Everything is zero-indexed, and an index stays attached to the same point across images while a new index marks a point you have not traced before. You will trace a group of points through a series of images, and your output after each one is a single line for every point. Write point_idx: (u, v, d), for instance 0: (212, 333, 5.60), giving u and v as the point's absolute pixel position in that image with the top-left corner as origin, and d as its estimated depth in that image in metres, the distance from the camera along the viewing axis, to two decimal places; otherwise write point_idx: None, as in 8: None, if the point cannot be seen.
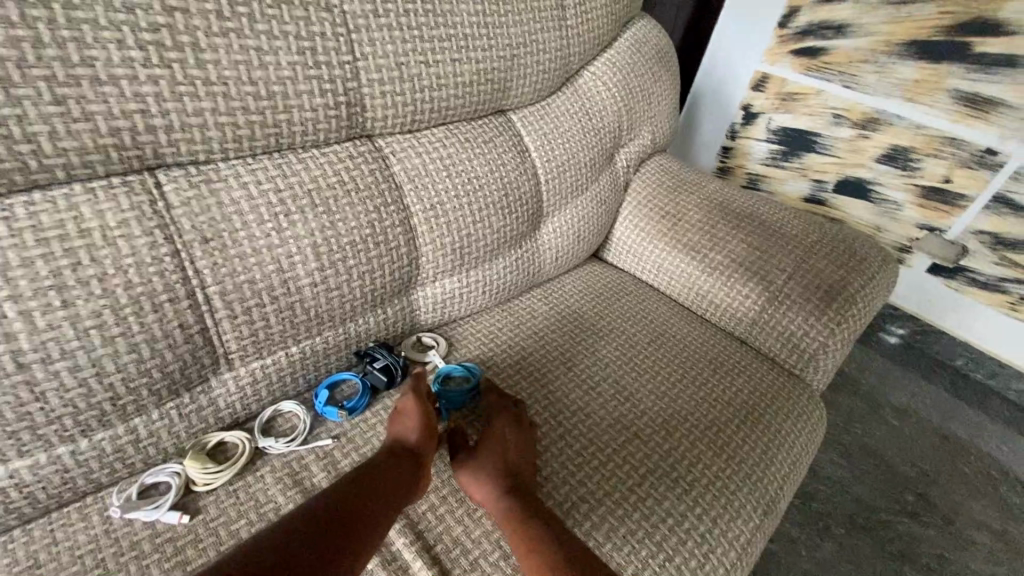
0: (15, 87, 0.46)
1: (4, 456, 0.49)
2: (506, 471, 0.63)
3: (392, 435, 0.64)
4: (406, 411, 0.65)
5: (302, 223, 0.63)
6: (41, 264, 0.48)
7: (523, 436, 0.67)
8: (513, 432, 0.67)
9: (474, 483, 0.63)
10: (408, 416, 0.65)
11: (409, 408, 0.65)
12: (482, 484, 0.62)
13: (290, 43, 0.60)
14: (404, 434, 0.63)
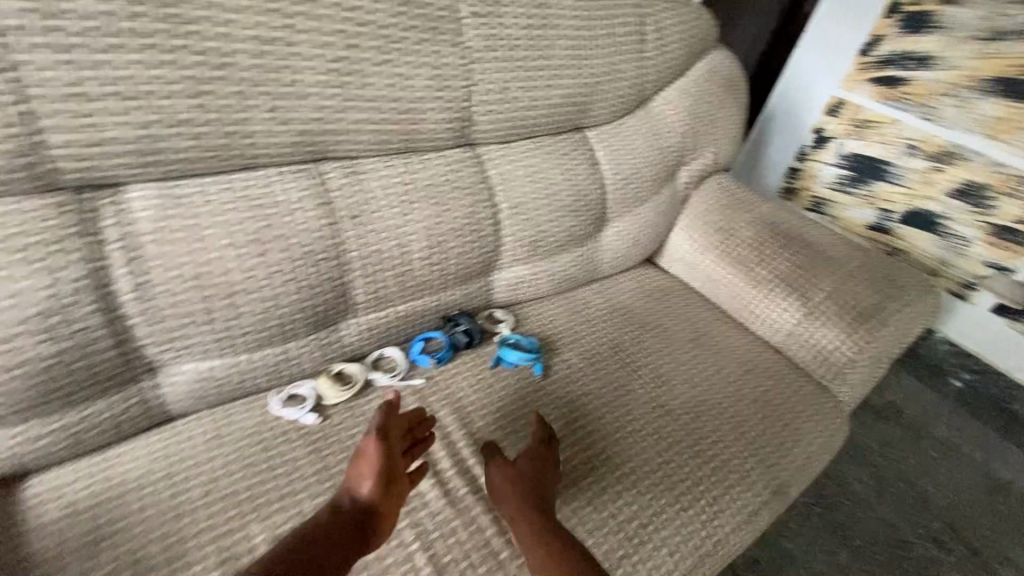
0: (248, 98, 0.65)
1: (210, 355, 0.70)
2: (530, 500, 0.65)
3: (349, 477, 0.63)
4: (363, 456, 0.63)
5: (419, 211, 0.81)
6: (249, 224, 0.68)
7: (541, 467, 0.70)
8: (530, 463, 0.70)
9: (501, 504, 0.67)
10: (363, 466, 0.62)
11: (366, 451, 0.63)
12: (508, 509, 0.65)
13: (426, 71, 0.77)
14: (358, 485, 0.61)
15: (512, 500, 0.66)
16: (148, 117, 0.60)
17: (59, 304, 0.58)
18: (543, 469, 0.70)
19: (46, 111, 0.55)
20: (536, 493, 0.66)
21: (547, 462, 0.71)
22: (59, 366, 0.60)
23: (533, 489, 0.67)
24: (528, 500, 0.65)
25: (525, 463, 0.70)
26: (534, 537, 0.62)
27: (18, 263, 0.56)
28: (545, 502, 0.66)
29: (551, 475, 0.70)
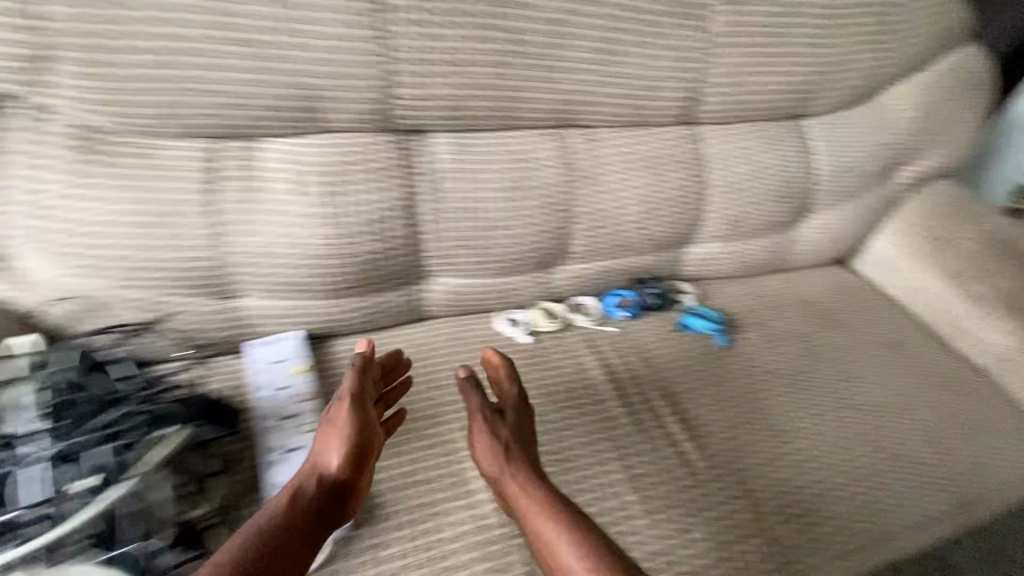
0: (533, 69, 0.80)
1: (464, 273, 0.89)
2: (518, 450, 0.66)
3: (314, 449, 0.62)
4: (330, 421, 0.63)
5: (639, 178, 0.91)
6: (512, 173, 0.84)
7: (522, 417, 0.71)
8: (518, 417, 0.70)
9: (483, 463, 0.66)
10: (332, 436, 0.61)
11: (336, 419, 0.62)
12: (492, 467, 0.65)
13: (671, 53, 0.87)
14: (327, 458, 0.61)
15: (496, 454, 0.65)
16: (463, 80, 0.77)
17: (384, 215, 0.78)
18: (530, 423, 0.71)
19: (401, 71, 0.74)
20: (524, 446, 0.67)
21: (523, 408, 0.72)
22: (373, 261, 0.80)
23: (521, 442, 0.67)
24: (513, 452, 0.65)
25: (510, 414, 0.70)
26: (529, 492, 0.61)
27: (365, 181, 0.77)
28: (532, 452, 0.67)
29: (529, 425, 0.71)
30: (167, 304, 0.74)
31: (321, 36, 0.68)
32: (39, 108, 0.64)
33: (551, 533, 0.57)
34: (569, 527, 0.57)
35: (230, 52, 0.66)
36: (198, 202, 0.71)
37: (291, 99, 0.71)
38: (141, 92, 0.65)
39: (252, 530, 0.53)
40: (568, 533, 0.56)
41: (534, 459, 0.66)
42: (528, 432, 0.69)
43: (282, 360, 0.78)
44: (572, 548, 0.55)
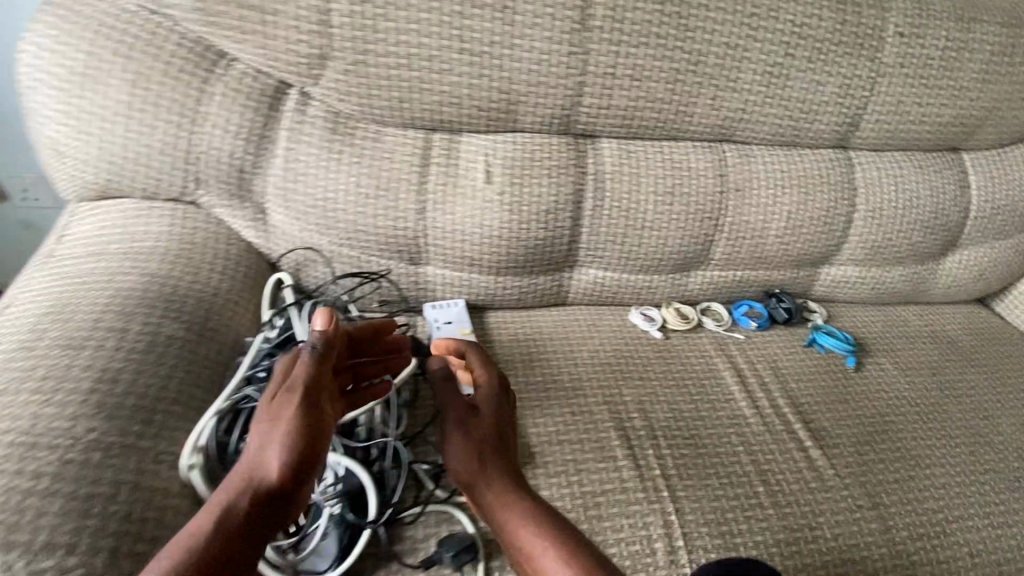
0: (705, 87, 0.87)
1: (609, 267, 0.97)
2: (495, 446, 0.64)
3: (253, 438, 0.52)
4: (279, 407, 0.54)
5: (787, 196, 0.97)
6: (669, 180, 0.92)
7: (500, 410, 0.68)
8: (494, 408, 0.67)
9: (453, 459, 0.63)
10: (278, 430, 0.52)
11: (283, 412, 0.53)
12: (463, 465, 0.62)
13: (838, 80, 0.91)
14: (266, 460, 0.51)
15: (469, 452, 0.62)
16: (640, 93, 0.86)
17: (555, 206, 0.89)
18: (504, 415, 0.68)
19: (589, 83, 0.84)
20: (502, 440, 0.65)
21: (506, 403, 0.70)
22: (538, 246, 0.91)
23: (497, 437, 0.65)
24: (485, 445, 0.63)
25: (487, 407, 0.67)
26: (519, 510, 0.57)
27: (544, 175, 0.88)
28: (508, 446, 0.65)
29: (509, 420, 0.68)
30: (368, 263, 0.89)
31: (530, 49, 0.80)
32: (305, 95, 0.80)
33: (530, 539, 0.54)
34: (551, 533, 0.54)
35: (457, 59, 0.78)
36: (410, 181, 0.84)
37: (496, 100, 0.83)
38: (384, 87, 0.79)
39: (193, 540, 0.44)
40: (548, 542, 0.53)
41: (508, 455, 0.64)
42: (508, 423, 0.67)
43: (451, 322, 0.91)
44: (554, 556, 0.52)
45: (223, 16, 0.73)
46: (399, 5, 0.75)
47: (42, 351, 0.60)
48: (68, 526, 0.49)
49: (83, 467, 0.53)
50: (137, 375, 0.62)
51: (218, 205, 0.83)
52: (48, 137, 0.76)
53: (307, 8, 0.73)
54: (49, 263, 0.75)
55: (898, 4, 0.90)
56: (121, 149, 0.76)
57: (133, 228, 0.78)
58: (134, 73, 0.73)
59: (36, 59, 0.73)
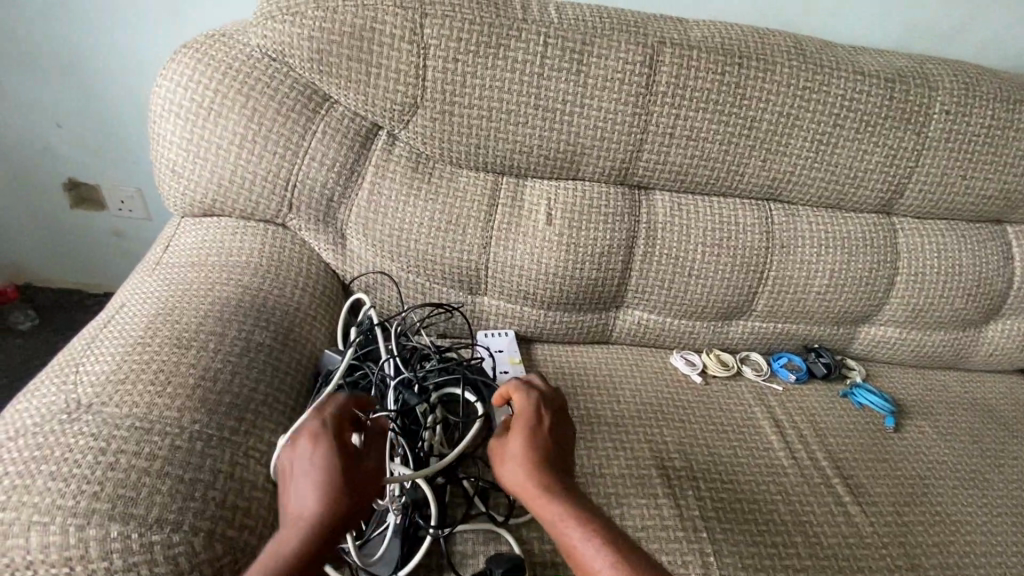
0: (756, 150, 0.94)
1: (654, 310, 1.02)
2: (528, 467, 0.60)
3: (306, 488, 0.54)
4: (339, 469, 0.55)
5: (831, 256, 1.01)
6: (716, 233, 0.98)
7: (523, 434, 0.63)
8: (523, 436, 0.63)
9: (503, 477, 0.62)
10: (312, 476, 0.54)
11: (317, 460, 0.56)
12: (510, 480, 0.61)
13: (885, 150, 0.97)
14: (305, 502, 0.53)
15: (512, 469, 0.61)
16: (696, 152, 0.93)
17: (609, 249, 0.95)
18: (551, 429, 0.66)
19: (650, 140, 0.91)
20: (529, 464, 0.60)
21: (542, 425, 0.65)
22: (590, 285, 0.96)
23: (526, 457, 0.61)
24: (525, 456, 0.61)
25: (519, 433, 0.64)
26: (579, 523, 0.55)
27: (600, 221, 0.94)
28: (548, 461, 0.62)
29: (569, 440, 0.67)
30: (432, 290, 0.96)
31: (599, 109, 0.88)
32: (392, 137, 0.90)
33: (579, 547, 0.53)
34: (596, 540, 0.53)
35: (532, 113, 0.87)
36: (477, 218, 0.92)
37: (563, 151, 0.90)
38: (465, 134, 0.88)
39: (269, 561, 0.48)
40: (598, 548, 0.53)
41: (551, 466, 0.61)
42: (539, 444, 0.63)
43: (502, 351, 0.96)
44: (606, 561, 0.52)
45: (334, 66, 0.83)
46: (487, 65, 0.84)
47: (155, 348, 0.67)
48: (174, 506, 0.54)
49: (187, 453, 0.58)
50: (233, 376, 0.68)
51: (305, 228, 0.91)
52: (169, 159, 0.87)
53: (407, 64, 0.83)
54: (156, 270, 0.83)
55: (945, 84, 0.96)
56: (230, 174, 0.86)
57: (230, 243, 0.87)
58: (251, 110, 0.84)
59: (170, 94, 0.84)
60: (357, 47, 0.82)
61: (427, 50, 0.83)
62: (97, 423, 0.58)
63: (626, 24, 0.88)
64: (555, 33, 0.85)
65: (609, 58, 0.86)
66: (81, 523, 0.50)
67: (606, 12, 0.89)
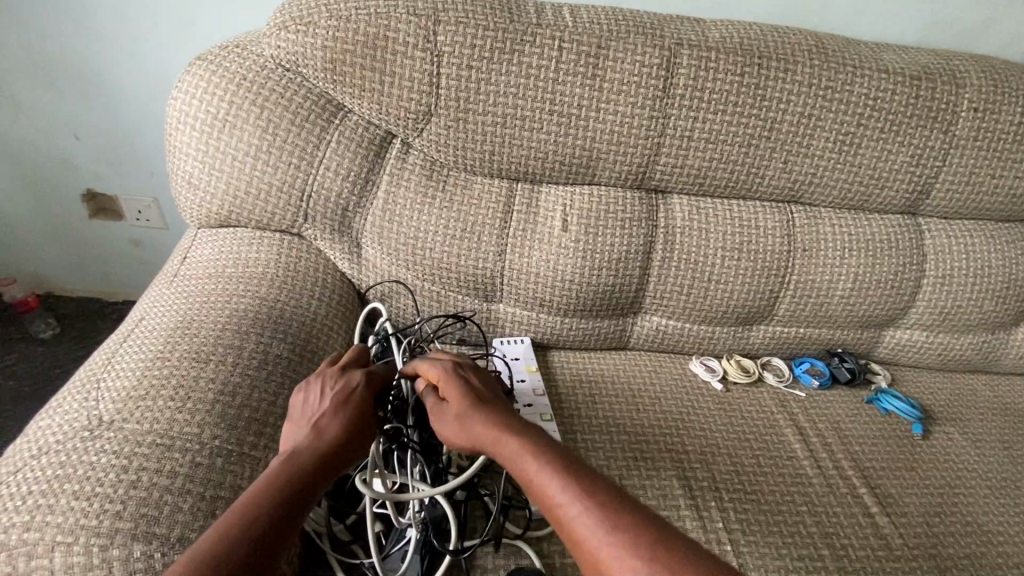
0: (776, 152, 0.92)
1: (672, 315, 1.00)
2: (477, 417, 0.61)
3: (332, 417, 0.60)
4: (363, 413, 0.62)
5: (854, 259, 0.99)
6: (736, 237, 0.96)
7: (461, 394, 0.64)
8: (459, 393, 0.65)
9: (456, 438, 0.62)
10: (339, 410, 0.61)
11: (348, 400, 0.63)
12: (466, 437, 0.61)
13: (910, 150, 0.94)
14: (325, 427, 0.59)
15: (466, 426, 0.61)
16: (715, 155, 0.91)
17: (627, 255, 0.93)
18: (484, 388, 0.67)
19: (667, 144, 0.89)
20: (478, 414, 0.61)
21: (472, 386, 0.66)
22: (607, 292, 0.95)
23: (471, 410, 0.62)
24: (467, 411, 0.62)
25: (455, 393, 0.65)
26: (536, 458, 0.54)
27: (617, 227, 0.92)
28: (494, 407, 0.63)
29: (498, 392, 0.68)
30: (447, 299, 0.95)
31: (615, 113, 0.86)
32: (407, 145, 0.89)
33: (539, 473, 0.53)
34: (553, 471, 0.52)
35: (547, 119, 0.86)
36: (493, 226, 0.91)
37: (578, 156, 0.89)
38: (480, 141, 0.87)
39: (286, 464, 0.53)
40: (557, 479, 0.52)
41: (499, 410, 0.62)
42: (479, 397, 0.64)
43: (519, 359, 0.95)
44: (567, 491, 0.50)
45: (347, 75, 0.83)
46: (501, 71, 0.83)
47: (174, 363, 0.67)
48: (196, 524, 0.54)
49: (208, 471, 0.58)
50: (252, 390, 0.68)
51: (320, 238, 0.91)
52: (186, 171, 0.87)
53: (420, 72, 0.82)
54: (174, 283, 0.83)
55: (972, 81, 0.93)
56: (245, 185, 0.86)
57: (246, 254, 0.87)
58: (266, 120, 0.84)
59: (186, 106, 0.84)
60: (370, 56, 0.81)
61: (441, 57, 0.82)
62: (118, 441, 0.58)
63: (642, 26, 0.87)
64: (570, 37, 0.84)
65: (625, 62, 0.85)
66: (105, 543, 0.50)
67: (621, 14, 0.88)
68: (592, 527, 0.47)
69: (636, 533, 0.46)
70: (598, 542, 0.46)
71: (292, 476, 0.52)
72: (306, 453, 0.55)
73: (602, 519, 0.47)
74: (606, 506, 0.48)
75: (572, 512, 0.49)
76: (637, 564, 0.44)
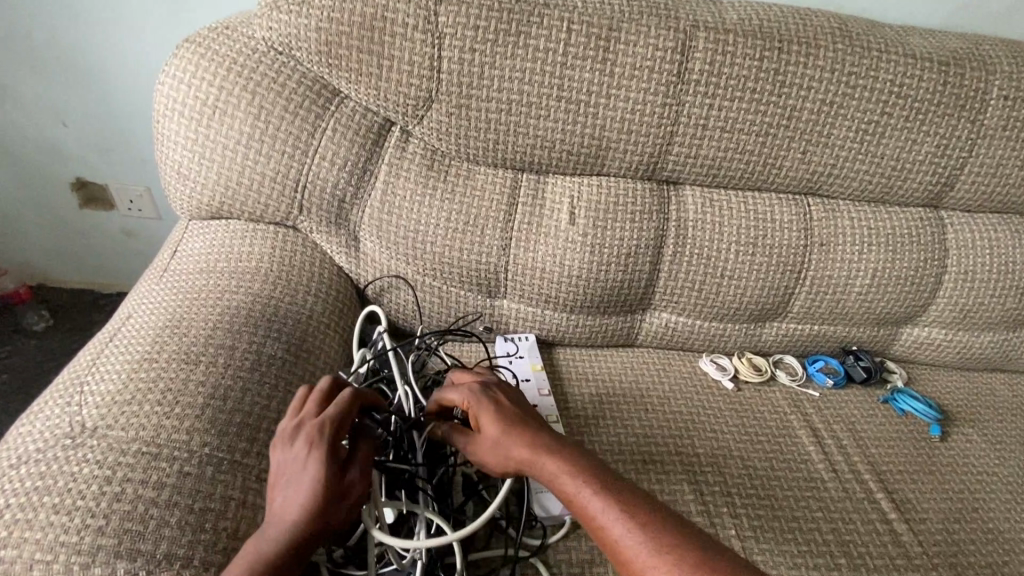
0: (794, 142, 0.87)
1: (683, 312, 0.97)
2: (512, 441, 0.59)
3: (291, 489, 0.50)
4: (323, 476, 0.51)
5: (873, 254, 0.95)
6: (751, 231, 0.92)
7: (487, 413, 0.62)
8: (486, 412, 0.61)
9: (492, 463, 0.61)
10: (298, 478, 0.51)
11: (306, 462, 0.51)
12: (501, 460, 0.60)
13: (935, 139, 0.89)
14: (287, 503, 0.50)
15: (500, 451, 0.60)
16: (730, 145, 0.86)
17: (637, 249, 0.89)
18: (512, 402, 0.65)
19: (681, 132, 0.85)
20: (511, 438, 0.59)
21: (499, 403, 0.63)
22: (615, 288, 0.91)
23: (504, 435, 0.60)
24: (498, 435, 0.60)
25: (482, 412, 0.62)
26: (573, 475, 0.55)
27: (627, 219, 0.88)
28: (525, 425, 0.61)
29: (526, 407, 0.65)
30: (449, 295, 0.91)
31: (626, 100, 0.82)
32: (406, 133, 0.85)
33: (578, 491, 0.54)
34: (592, 489, 0.53)
35: (555, 105, 0.81)
36: (496, 218, 0.87)
37: (586, 146, 0.85)
38: (483, 129, 0.83)
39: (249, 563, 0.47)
40: (597, 496, 0.53)
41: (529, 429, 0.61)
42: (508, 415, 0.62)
43: (523, 357, 0.92)
44: (608, 508, 0.52)
45: (343, 59, 0.78)
46: (506, 55, 0.78)
47: (162, 365, 0.64)
48: (184, 539, 0.50)
49: (197, 481, 0.55)
50: (244, 394, 0.64)
51: (316, 231, 0.87)
52: (174, 160, 0.83)
53: (421, 55, 0.78)
54: (163, 278, 0.80)
55: (1003, 67, 0.88)
56: (237, 175, 0.82)
57: (238, 248, 0.83)
58: (258, 107, 0.79)
59: (174, 91, 0.80)
60: (368, 38, 0.77)
61: (443, 40, 0.77)
62: (102, 449, 0.55)
63: (656, 7, 0.82)
64: (579, 18, 0.79)
65: (638, 45, 0.80)
66: (86, 561, 0.47)
67: None
68: (637, 545, 0.49)
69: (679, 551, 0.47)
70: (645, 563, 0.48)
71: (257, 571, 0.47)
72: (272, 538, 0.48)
73: (646, 537, 0.49)
74: (649, 527, 0.49)
75: (615, 529, 0.50)
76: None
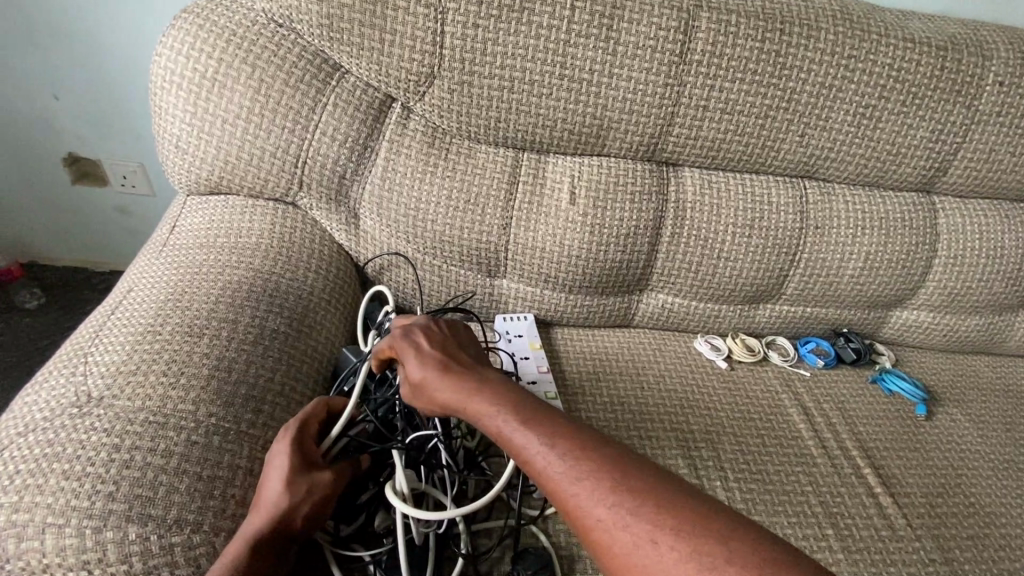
0: (794, 124, 0.88)
1: (680, 292, 0.98)
2: (442, 386, 0.61)
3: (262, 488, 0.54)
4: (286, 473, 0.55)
5: (867, 237, 0.97)
6: (749, 213, 0.93)
7: (417, 360, 0.64)
8: (416, 357, 0.64)
9: (430, 408, 0.62)
10: (269, 476, 0.55)
11: (275, 462, 0.56)
12: (436, 405, 0.62)
13: (930, 125, 0.90)
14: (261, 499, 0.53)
15: (432, 395, 0.61)
16: (730, 127, 0.87)
17: (635, 229, 0.90)
18: (443, 347, 0.66)
19: (682, 113, 0.85)
20: (442, 383, 0.61)
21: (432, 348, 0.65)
22: (614, 267, 0.92)
23: (435, 381, 0.61)
24: (430, 381, 0.62)
25: (412, 356, 0.64)
26: (499, 413, 0.57)
27: (627, 200, 0.89)
28: (458, 368, 0.63)
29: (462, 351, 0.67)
30: (449, 273, 0.92)
31: (629, 79, 0.82)
32: (407, 110, 0.85)
33: (507, 429, 0.56)
34: (520, 425, 0.56)
35: (557, 84, 0.81)
36: (497, 197, 0.87)
37: (589, 125, 0.85)
38: (485, 107, 0.83)
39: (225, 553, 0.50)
40: (526, 433, 0.55)
41: (463, 371, 0.63)
42: (441, 360, 0.63)
43: (522, 336, 0.93)
44: (536, 442, 0.54)
45: (346, 32, 0.77)
46: (510, 31, 0.78)
47: (166, 336, 0.64)
48: (193, 505, 0.52)
49: (204, 450, 0.55)
50: (248, 366, 0.65)
51: (316, 207, 0.87)
52: (172, 135, 0.82)
53: (424, 30, 0.77)
54: (163, 252, 0.80)
55: (999, 53, 0.90)
56: (237, 150, 0.81)
57: (238, 223, 0.82)
58: (258, 81, 0.78)
59: (172, 63, 0.79)
60: (370, 12, 0.76)
61: (446, 14, 0.77)
62: (108, 418, 0.55)
63: None
64: None
65: (641, 24, 0.80)
66: (98, 525, 0.48)
67: None
68: (564, 477, 0.51)
69: (610, 480, 0.50)
70: (576, 493, 0.50)
71: (229, 567, 0.48)
72: (244, 534, 0.51)
73: (571, 469, 0.51)
74: (579, 457, 0.52)
75: (543, 463, 0.52)
76: (609, 502, 0.49)
